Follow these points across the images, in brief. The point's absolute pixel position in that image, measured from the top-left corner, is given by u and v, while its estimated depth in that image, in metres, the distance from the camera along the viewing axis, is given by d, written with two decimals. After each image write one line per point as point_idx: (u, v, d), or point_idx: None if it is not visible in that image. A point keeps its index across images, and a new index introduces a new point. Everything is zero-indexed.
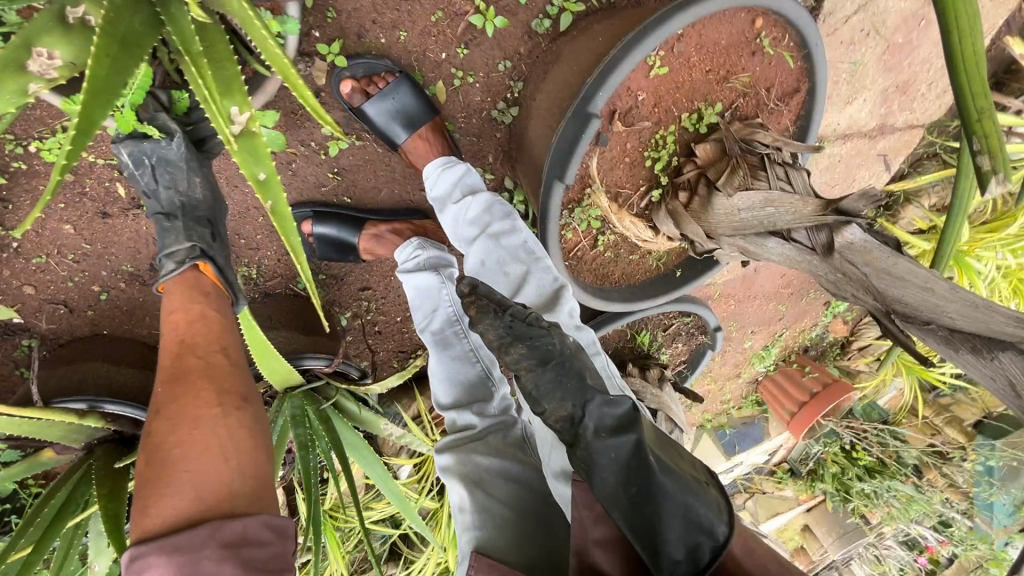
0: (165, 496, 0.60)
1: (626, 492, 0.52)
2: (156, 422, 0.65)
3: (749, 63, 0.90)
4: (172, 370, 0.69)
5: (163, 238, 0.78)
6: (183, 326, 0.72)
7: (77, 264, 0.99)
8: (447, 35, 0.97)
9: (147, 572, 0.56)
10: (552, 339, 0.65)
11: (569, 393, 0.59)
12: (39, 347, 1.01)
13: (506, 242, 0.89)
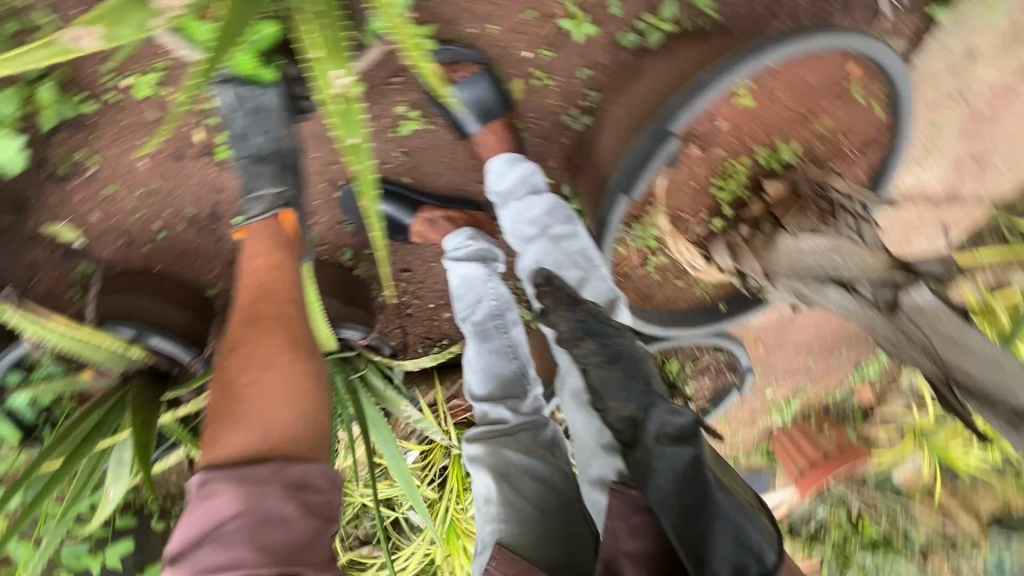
0: (235, 429, 0.64)
1: (679, 498, 0.56)
2: (230, 361, 0.70)
3: (834, 108, 0.89)
4: (246, 315, 0.74)
5: (253, 182, 0.85)
6: (259, 276, 0.78)
7: (144, 200, 1.02)
8: (535, 35, 0.97)
9: (212, 497, 0.59)
10: (620, 347, 0.77)
11: (635, 395, 0.69)
12: (95, 273, 1.05)
13: (566, 247, 0.91)
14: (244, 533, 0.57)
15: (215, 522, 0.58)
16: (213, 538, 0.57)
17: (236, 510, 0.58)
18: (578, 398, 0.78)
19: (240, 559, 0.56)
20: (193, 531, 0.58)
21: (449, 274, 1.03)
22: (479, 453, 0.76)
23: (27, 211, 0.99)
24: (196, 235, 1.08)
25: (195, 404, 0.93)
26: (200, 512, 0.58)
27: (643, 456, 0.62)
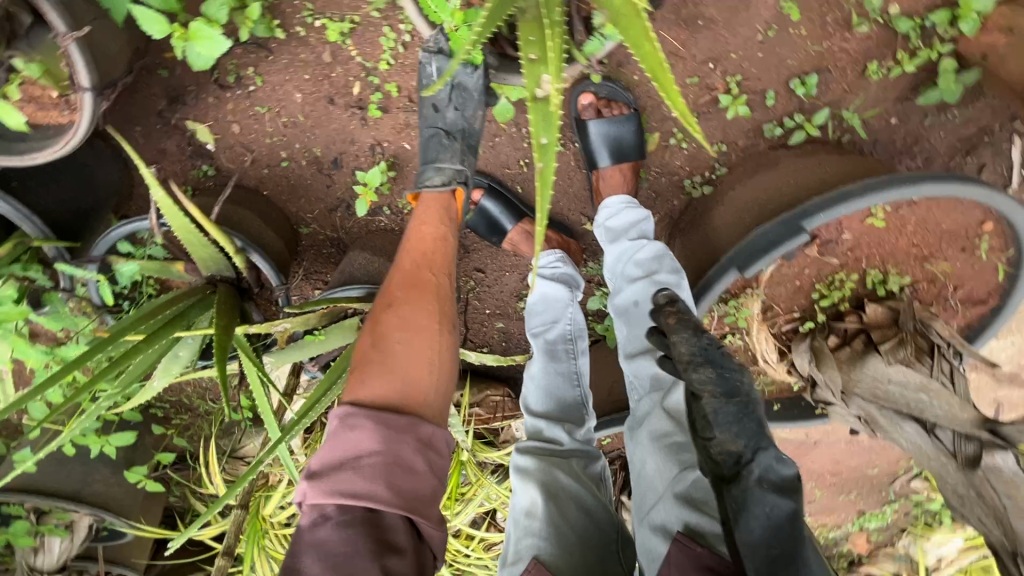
0: (378, 379, 0.70)
1: (768, 547, 0.51)
2: (388, 315, 0.76)
3: (954, 255, 0.91)
4: (410, 278, 0.80)
5: (438, 153, 0.95)
6: (426, 245, 0.85)
7: (283, 128, 1.08)
8: (688, 100, 1.02)
9: (354, 430, 0.66)
10: (742, 378, 0.68)
11: (746, 432, 0.61)
12: (212, 177, 1.11)
13: (670, 295, 0.85)
14: (379, 471, 0.63)
15: (355, 453, 0.64)
16: (351, 466, 0.63)
17: (375, 447, 0.65)
18: (657, 436, 0.72)
19: (373, 492, 0.62)
20: (335, 456, 0.65)
21: (531, 287, 1.04)
22: (530, 466, 0.77)
23: (183, 103, 1.06)
24: (312, 175, 1.13)
25: (270, 326, 0.94)
26: (343, 440, 0.65)
27: (742, 493, 0.55)
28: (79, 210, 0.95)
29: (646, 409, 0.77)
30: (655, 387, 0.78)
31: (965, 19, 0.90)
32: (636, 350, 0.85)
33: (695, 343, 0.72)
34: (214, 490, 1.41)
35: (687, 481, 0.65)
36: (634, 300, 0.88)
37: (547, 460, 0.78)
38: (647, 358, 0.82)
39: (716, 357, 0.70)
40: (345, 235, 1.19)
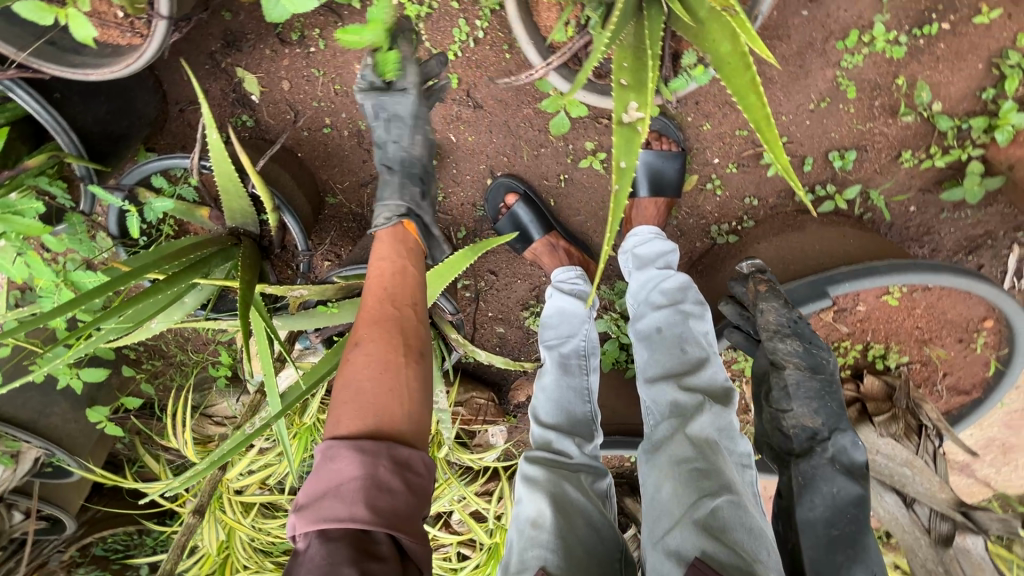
0: (349, 415, 0.64)
1: (834, 529, 0.78)
2: (354, 354, 0.69)
3: (950, 343, 0.96)
4: (372, 311, 0.73)
5: (382, 191, 0.89)
6: (385, 277, 0.76)
7: (334, 95, 1.07)
8: (730, 150, 1.07)
9: (334, 460, 0.60)
10: (828, 356, 0.85)
11: (824, 411, 0.83)
12: (249, 128, 1.08)
13: (693, 326, 0.85)
14: (360, 496, 0.57)
15: (335, 482, 0.59)
16: (332, 493, 0.58)
17: (354, 474, 0.59)
18: (676, 461, 0.74)
19: (353, 519, 0.56)
20: (317, 487, 0.59)
21: (548, 300, 1.06)
22: (539, 477, 0.82)
23: (237, 49, 1.04)
24: (352, 147, 1.12)
25: (287, 290, 0.92)
26: (323, 472, 0.60)
27: (813, 466, 0.82)
28: (112, 134, 0.90)
29: (665, 433, 0.79)
30: (672, 413, 0.80)
31: (999, 129, 0.94)
32: (655, 375, 0.85)
33: (784, 315, 0.85)
34: (175, 444, 1.35)
35: (705, 508, 0.68)
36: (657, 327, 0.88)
37: (557, 473, 0.83)
38: (663, 383, 0.82)
39: (804, 332, 0.85)
40: (369, 213, 1.17)
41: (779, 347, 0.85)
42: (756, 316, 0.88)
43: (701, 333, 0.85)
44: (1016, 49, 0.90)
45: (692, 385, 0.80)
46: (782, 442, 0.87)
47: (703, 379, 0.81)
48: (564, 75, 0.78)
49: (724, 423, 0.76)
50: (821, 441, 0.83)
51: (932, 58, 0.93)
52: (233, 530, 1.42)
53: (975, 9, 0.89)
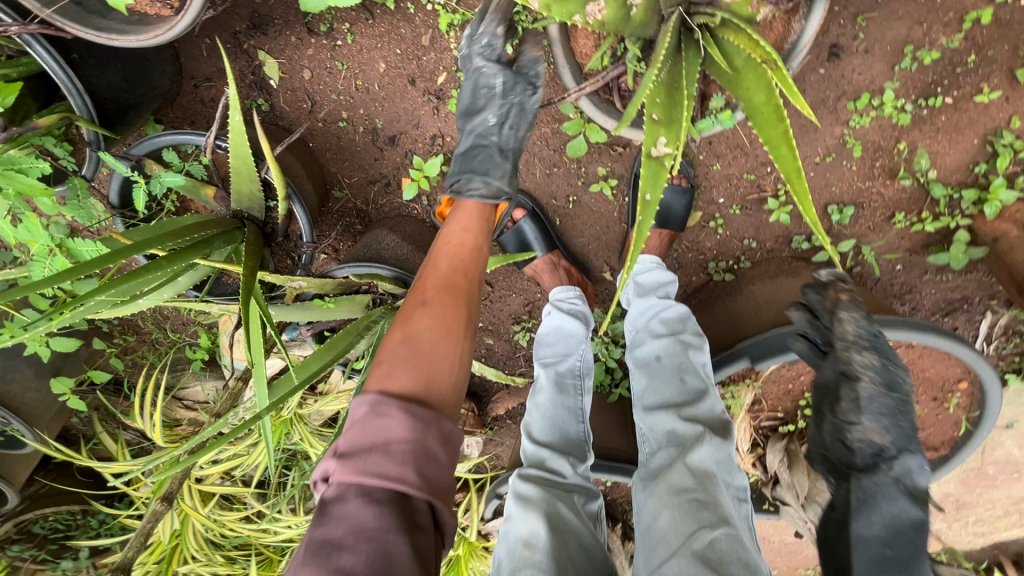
0: (404, 367, 0.65)
1: (891, 551, 0.73)
2: (421, 312, 0.71)
3: (925, 402, 1.01)
4: (444, 279, 0.76)
5: (486, 168, 0.90)
6: (462, 249, 0.81)
7: (354, 90, 1.07)
8: (735, 192, 1.10)
9: (383, 414, 0.59)
10: (904, 378, 0.83)
11: (894, 430, 0.81)
12: (264, 112, 1.08)
13: (692, 358, 0.87)
14: (411, 458, 0.57)
15: (384, 438, 0.57)
16: (380, 449, 0.56)
17: (406, 435, 0.58)
18: (675, 490, 0.75)
19: (402, 479, 0.55)
20: (364, 439, 0.57)
21: (546, 317, 1.09)
22: (533, 495, 0.85)
23: (263, 32, 1.03)
24: (365, 143, 1.11)
25: (286, 280, 0.90)
26: (371, 424, 0.58)
27: (876, 483, 0.78)
28: (124, 103, 0.88)
29: (663, 462, 0.81)
30: (670, 442, 0.81)
31: (988, 202, 0.98)
32: (655, 404, 0.86)
33: (865, 329, 0.83)
34: (141, 425, 1.30)
35: (704, 539, 0.69)
36: (656, 355, 0.90)
37: (550, 492, 0.86)
38: (663, 413, 0.84)
39: (883, 348, 0.82)
40: (374, 211, 1.17)
41: (854, 358, 0.82)
42: (827, 324, 0.84)
43: (699, 365, 0.86)
44: (1010, 130, 0.95)
45: (691, 417, 0.81)
46: (841, 454, 0.83)
47: (702, 410, 0.82)
48: (596, 103, 0.81)
49: (723, 456, 0.77)
50: (886, 459, 0.80)
51: (932, 128, 0.98)
52: (189, 519, 1.38)
53: (978, 87, 0.93)
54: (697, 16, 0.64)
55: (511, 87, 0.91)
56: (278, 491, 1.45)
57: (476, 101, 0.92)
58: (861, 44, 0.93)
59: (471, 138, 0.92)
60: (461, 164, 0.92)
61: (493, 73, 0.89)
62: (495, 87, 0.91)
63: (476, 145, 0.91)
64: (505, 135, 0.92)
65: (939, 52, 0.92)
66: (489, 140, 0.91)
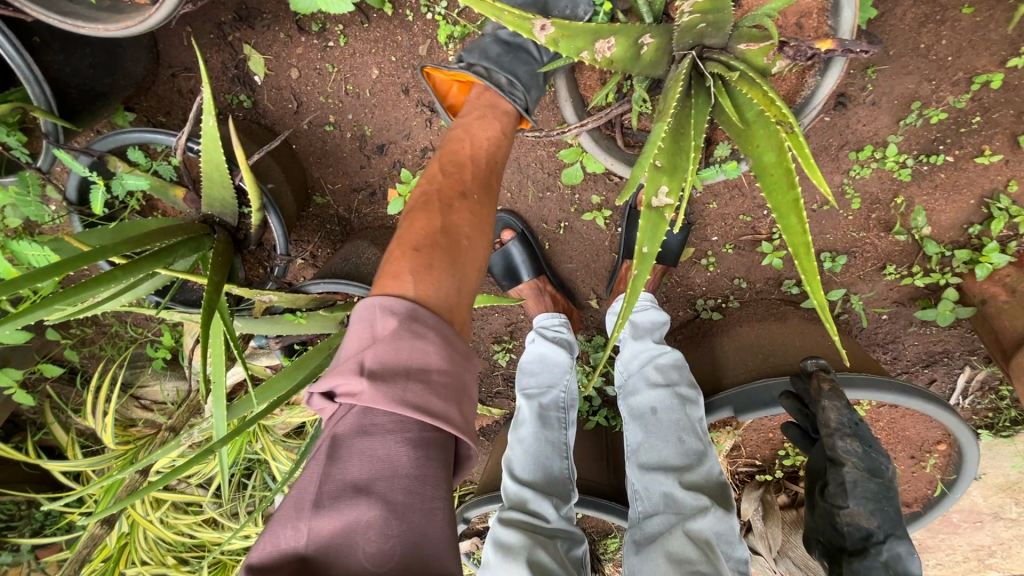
0: (441, 265, 0.63)
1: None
2: (459, 205, 0.68)
3: (902, 458, 1.02)
4: (480, 179, 0.72)
5: (520, 75, 0.77)
6: (496, 148, 0.75)
7: (344, 95, 1.01)
8: (730, 231, 1.08)
9: (419, 334, 0.57)
10: (889, 465, 0.80)
11: (880, 515, 0.79)
12: (246, 110, 1.02)
13: (689, 412, 0.85)
14: (449, 394, 0.57)
15: (420, 365, 0.56)
16: (417, 377, 0.55)
17: (442, 366, 0.57)
18: (676, 560, 0.74)
19: (440, 412, 0.55)
20: (398, 361, 0.55)
21: (529, 344, 1.06)
22: (514, 543, 0.82)
23: (249, 25, 0.96)
24: (351, 150, 1.06)
25: (255, 294, 0.84)
26: (408, 346, 0.56)
27: (865, 569, 0.76)
28: (90, 92, 0.82)
29: (658, 527, 0.79)
30: (666, 507, 0.80)
31: (979, 263, 0.97)
32: (651, 463, 0.84)
33: (846, 414, 0.80)
34: (92, 424, 1.23)
35: None
36: (652, 407, 0.88)
37: (532, 538, 0.83)
38: (660, 475, 0.82)
39: (865, 434, 0.80)
40: (356, 220, 1.12)
41: (837, 443, 0.80)
42: (814, 410, 0.82)
43: (696, 420, 0.84)
44: (1007, 194, 0.94)
45: (691, 483, 0.80)
46: (833, 538, 0.82)
47: (701, 475, 0.80)
48: (596, 138, 0.79)
49: (724, 528, 0.76)
50: (876, 544, 0.78)
51: (931, 185, 0.96)
52: (138, 524, 1.30)
53: (980, 149, 0.92)
54: (710, 62, 0.61)
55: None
56: (235, 497, 1.39)
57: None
58: (868, 96, 0.91)
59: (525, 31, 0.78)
60: (503, 54, 0.78)
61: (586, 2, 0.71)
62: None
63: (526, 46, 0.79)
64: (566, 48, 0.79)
65: (945, 112, 0.91)
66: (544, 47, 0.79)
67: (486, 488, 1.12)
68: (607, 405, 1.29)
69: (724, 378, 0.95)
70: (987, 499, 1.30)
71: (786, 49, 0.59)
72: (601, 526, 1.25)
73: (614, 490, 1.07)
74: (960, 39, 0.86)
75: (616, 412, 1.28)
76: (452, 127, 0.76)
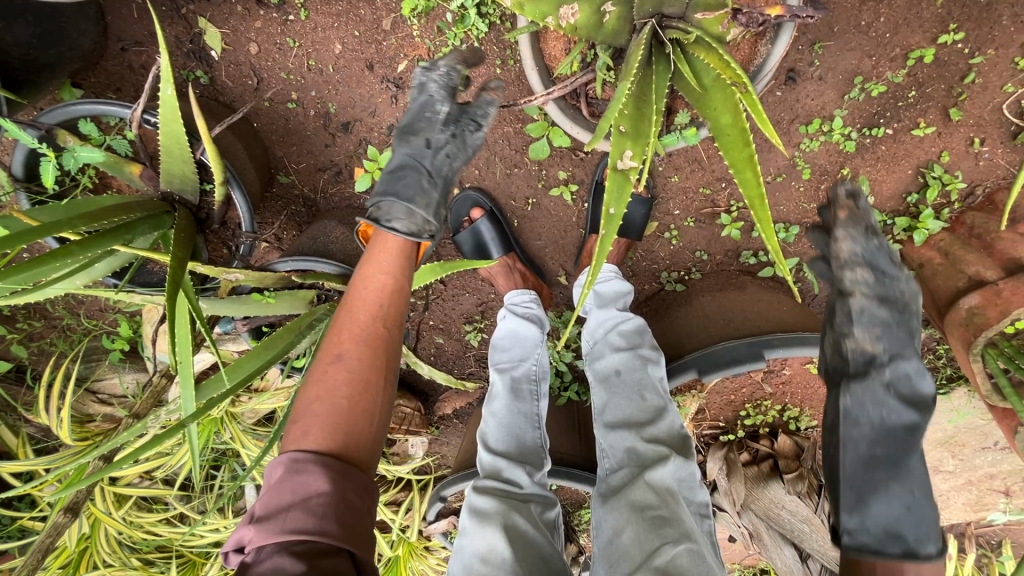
0: (319, 427, 0.61)
1: (876, 465, 0.67)
2: (332, 366, 0.65)
3: None
4: (362, 328, 0.68)
5: (413, 195, 0.79)
6: (382, 295, 0.70)
7: (305, 70, 1.00)
8: (691, 204, 1.12)
9: (298, 475, 0.56)
10: (902, 286, 0.72)
11: (888, 339, 0.70)
12: (203, 86, 1.00)
13: (649, 370, 0.92)
14: (331, 510, 0.55)
15: (303, 496, 0.55)
16: (298, 505, 0.54)
17: (325, 488, 0.56)
18: (638, 507, 0.78)
19: (322, 533, 0.54)
20: (281, 499, 0.55)
21: (500, 321, 1.08)
22: (489, 509, 0.84)
23: None
24: (315, 128, 1.05)
25: (220, 272, 0.82)
26: (288, 482, 0.56)
27: (863, 391, 0.69)
28: (34, 62, 0.79)
29: (623, 480, 0.83)
30: (630, 460, 0.84)
31: (917, 229, 1.05)
32: (616, 421, 0.90)
33: (862, 242, 0.71)
34: (44, 421, 1.16)
35: (666, 556, 0.71)
36: (616, 369, 0.94)
37: (507, 504, 0.85)
38: (624, 432, 0.87)
39: (878, 260, 0.72)
40: (322, 200, 1.11)
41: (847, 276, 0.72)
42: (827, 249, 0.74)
43: (657, 379, 0.91)
44: (940, 164, 1.01)
45: (653, 436, 0.85)
46: (833, 368, 0.74)
47: (662, 429, 0.86)
48: (562, 107, 0.81)
49: (685, 474, 0.81)
50: (880, 360, 0.70)
51: (873, 157, 1.03)
52: (98, 523, 1.24)
53: (916, 122, 0.99)
54: (669, 29, 0.63)
55: (463, 119, 0.83)
56: (203, 491, 1.34)
57: (417, 119, 0.83)
58: (816, 71, 0.97)
59: (402, 160, 0.82)
60: (384, 185, 0.81)
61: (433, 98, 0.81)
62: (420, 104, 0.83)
63: (406, 167, 0.81)
64: (441, 162, 0.82)
65: (885, 86, 0.97)
66: (422, 166, 0.82)
67: (463, 463, 1.13)
68: (578, 381, 1.32)
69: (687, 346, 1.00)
70: (927, 454, 1.40)
71: (739, 17, 0.64)
72: (575, 497, 1.29)
73: (586, 460, 1.10)
74: (897, 16, 0.92)
75: (586, 387, 1.31)
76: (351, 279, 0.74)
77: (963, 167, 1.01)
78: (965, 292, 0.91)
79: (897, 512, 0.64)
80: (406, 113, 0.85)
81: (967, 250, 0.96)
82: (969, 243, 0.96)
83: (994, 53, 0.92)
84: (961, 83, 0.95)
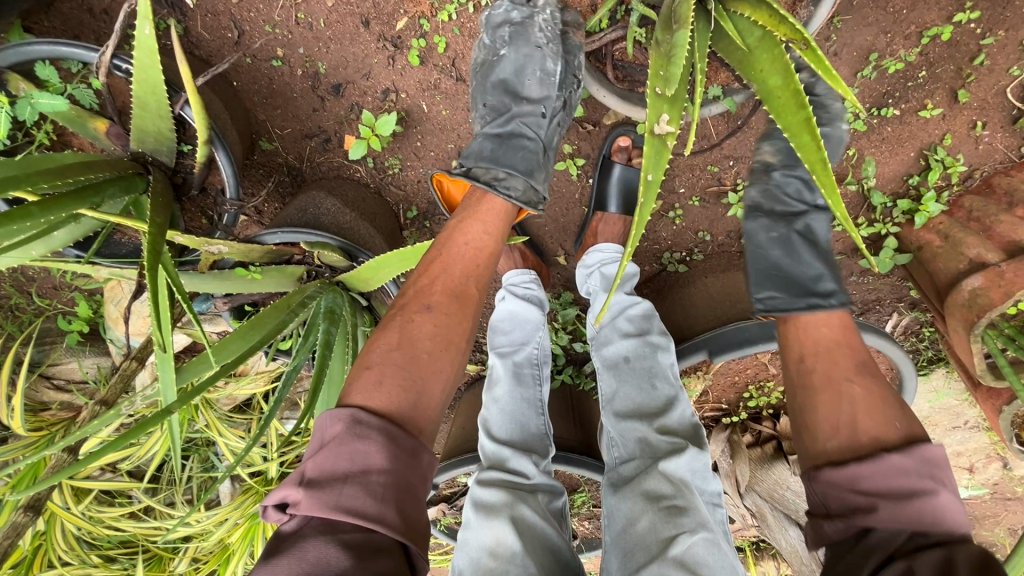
0: (394, 379, 0.59)
1: (782, 255, 0.83)
2: (421, 317, 0.64)
3: None
4: (454, 283, 0.68)
5: (531, 165, 0.79)
6: (477, 256, 0.71)
7: (293, 24, 0.91)
8: (697, 183, 1.10)
9: (363, 441, 0.53)
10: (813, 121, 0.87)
11: (787, 158, 0.87)
12: (177, 37, 0.90)
13: (660, 356, 0.89)
14: (391, 495, 0.52)
15: (361, 467, 0.52)
16: (357, 480, 0.51)
17: (387, 467, 0.53)
18: (652, 496, 0.74)
19: (379, 520, 0.51)
20: (337, 466, 0.51)
21: (500, 302, 1.04)
22: (495, 501, 0.78)
23: None
24: (302, 90, 0.96)
25: (201, 244, 0.74)
26: (348, 451, 0.52)
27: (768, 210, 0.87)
28: None
29: (635, 470, 0.80)
30: (643, 451, 0.80)
31: (918, 213, 1.04)
32: (626, 411, 0.86)
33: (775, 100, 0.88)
34: None
35: (683, 545, 0.67)
36: (624, 356, 0.91)
37: (512, 494, 0.79)
38: (636, 422, 0.83)
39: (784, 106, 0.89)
40: (308, 169, 1.03)
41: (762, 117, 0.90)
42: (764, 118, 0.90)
43: (667, 365, 0.88)
44: (943, 146, 1.01)
45: (666, 426, 0.81)
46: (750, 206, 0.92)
47: (674, 420, 0.81)
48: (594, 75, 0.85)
49: (699, 465, 0.77)
50: (768, 172, 0.88)
51: (878, 138, 1.03)
52: (55, 519, 1.13)
53: (923, 103, 0.99)
54: None
55: (568, 82, 0.82)
56: (172, 483, 1.25)
57: (523, 81, 0.81)
58: (831, 46, 0.95)
59: (513, 124, 0.81)
60: (495, 149, 0.79)
61: (552, 63, 0.80)
62: (527, 57, 0.81)
63: (519, 133, 0.80)
64: (551, 131, 0.83)
65: (898, 64, 0.96)
66: (536, 133, 0.81)
67: (458, 449, 1.08)
68: (572, 364, 1.27)
69: (693, 328, 0.98)
70: None
71: None
72: (569, 481, 1.26)
73: (585, 444, 1.08)
74: None
75: (581, 370, 1.26)
76: (444, 229, 0.74)
77: (964, 150, 1.01)
78: (967, 273, 0.90)
79: (804, 280, 0.79)
80: (507, 66, 0.82)
81: (967, 233, 0.95)
82: (969, 226, 0.96)
83: (1004, 35, 0.93)
84: (971, 64, 0.95)
